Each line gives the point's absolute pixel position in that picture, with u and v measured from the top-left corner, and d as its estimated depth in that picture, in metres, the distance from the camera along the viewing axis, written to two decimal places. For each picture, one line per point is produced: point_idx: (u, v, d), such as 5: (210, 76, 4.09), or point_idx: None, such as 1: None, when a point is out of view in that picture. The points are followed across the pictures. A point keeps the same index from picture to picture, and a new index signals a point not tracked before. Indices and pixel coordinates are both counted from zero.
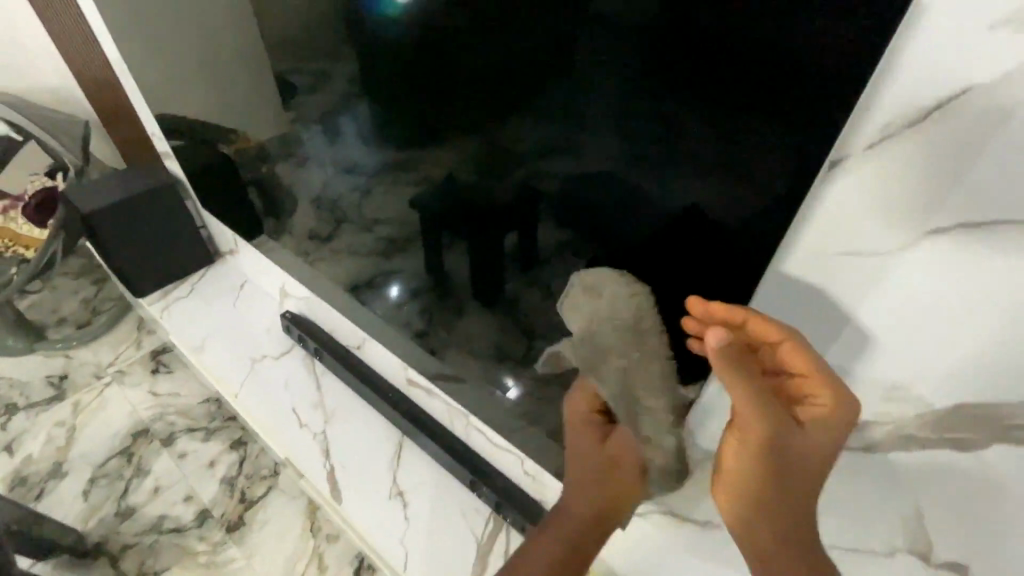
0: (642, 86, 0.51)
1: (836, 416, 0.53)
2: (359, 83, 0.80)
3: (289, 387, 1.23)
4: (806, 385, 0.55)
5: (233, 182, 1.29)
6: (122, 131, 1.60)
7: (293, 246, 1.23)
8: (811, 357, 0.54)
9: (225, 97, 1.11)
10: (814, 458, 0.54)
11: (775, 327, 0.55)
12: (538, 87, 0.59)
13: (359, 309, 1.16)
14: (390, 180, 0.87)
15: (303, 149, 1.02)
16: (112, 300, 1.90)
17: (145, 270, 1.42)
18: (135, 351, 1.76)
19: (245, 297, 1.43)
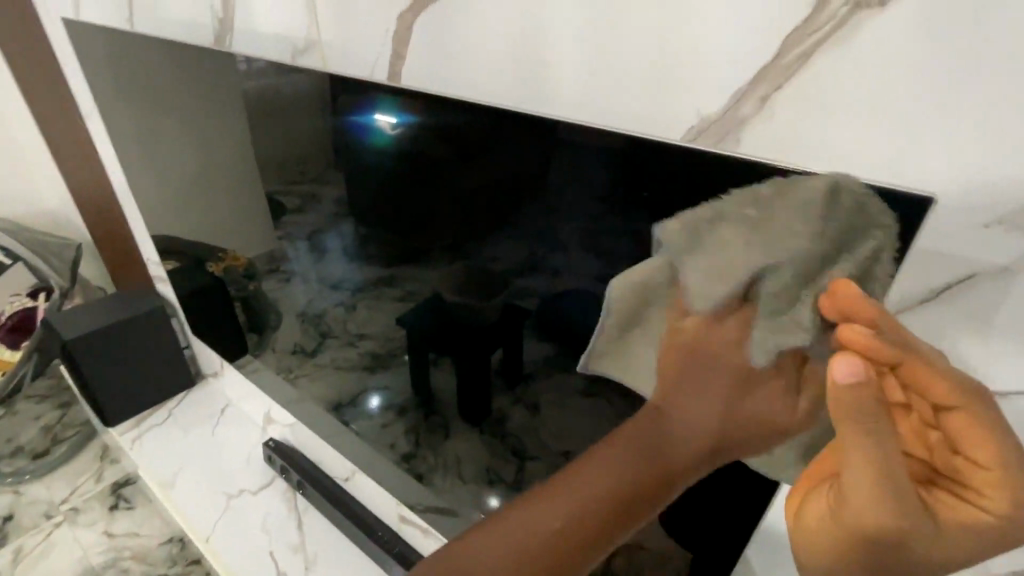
0: (614, 211, 0.54)
1: (1003, 529, 0.33)
2: (343, 206, 0.83)
3: (267, 527, 1.13)
4: (976, 474, 0.33)
5: (221, 301, 1.29)
6: (115, 253, 1.61)
7: (274, 363, 1.22)
8: (995, 435, 0.32)
9: (219, 220, 1.14)
10: (939, 562, 0.34)
11: (951, 379, 0.32)
12: (515, 207, 0.61)
13: (344, 432, 1.11)
14: (375, 298, 0.88)
15: (287, 264, 1.04)
16: (76, 426, 1.78)
17: (121, 396, 1.35)
18: (94, 484, 1.61)
19: (226, 424, 1.36)
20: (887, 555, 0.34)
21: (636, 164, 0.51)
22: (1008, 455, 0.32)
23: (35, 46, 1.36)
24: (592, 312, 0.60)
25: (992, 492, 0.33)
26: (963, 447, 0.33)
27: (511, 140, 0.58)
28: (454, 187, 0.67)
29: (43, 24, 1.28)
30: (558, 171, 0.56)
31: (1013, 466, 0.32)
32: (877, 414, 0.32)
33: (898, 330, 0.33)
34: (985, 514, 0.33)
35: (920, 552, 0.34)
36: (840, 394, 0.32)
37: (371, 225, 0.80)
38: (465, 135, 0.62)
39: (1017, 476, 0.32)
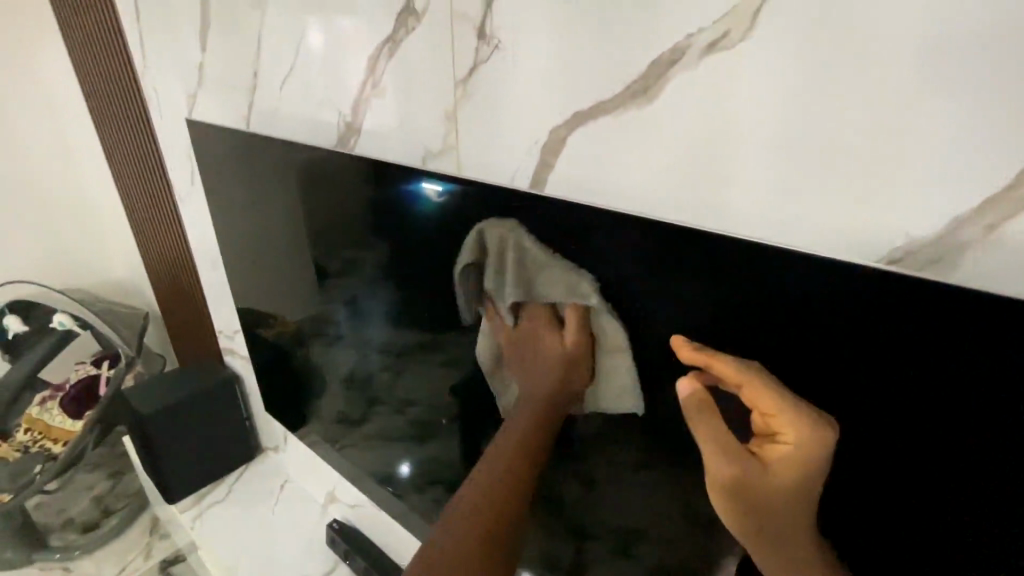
0: (654, 273, 0.55)
1: (808, 450, 0.48)
2: (386, 271, 0.88)
3: None
4: (772, 422, 0.50)
5: (271, 368, 1.32)
6: (184, 322, 1.65)
7: (321, 432, 1.23)
8: (772, 392, 0.49)
9: (275, 291, 1.18)
10: (792, 492, 0.50)
11: (734, 366, 0.51)
12: (554, 270, 0.63)
13: (403, 508, 1.08)
14: (417, 363, 0.90)
15: (332, 329, 1.07)
16: (128, 496, 1.76)
17: (183, 469, 1.34)
18: (143, 560, 1.58)
19: (286, 501, 1.33)
20: (745, 496, 0.52)
21: (801, 280, 0.46)
22: (780, 403, 0.49)
23: (133, 134, 1.45)
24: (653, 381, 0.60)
25: (785, 429, 0.49)
26: (760, 409, 0.51)
27: (652, 247, 0.54)
28: (542, 276, 0.65)
29: (131, 116, 1.43)
30: (707, 281, 0.52)
31: (791, 409, 0.49)
32: (704, 407, 0.54)
33: (704, 351, 0.53)
34: (786, 445, 0.49)
35: (768, 491, 0.50)
36: (690, 404, 0.55)
37: (453, 310, 0.78)
38: (595, 243, 0.58)
39: (793, 411, 0.49)
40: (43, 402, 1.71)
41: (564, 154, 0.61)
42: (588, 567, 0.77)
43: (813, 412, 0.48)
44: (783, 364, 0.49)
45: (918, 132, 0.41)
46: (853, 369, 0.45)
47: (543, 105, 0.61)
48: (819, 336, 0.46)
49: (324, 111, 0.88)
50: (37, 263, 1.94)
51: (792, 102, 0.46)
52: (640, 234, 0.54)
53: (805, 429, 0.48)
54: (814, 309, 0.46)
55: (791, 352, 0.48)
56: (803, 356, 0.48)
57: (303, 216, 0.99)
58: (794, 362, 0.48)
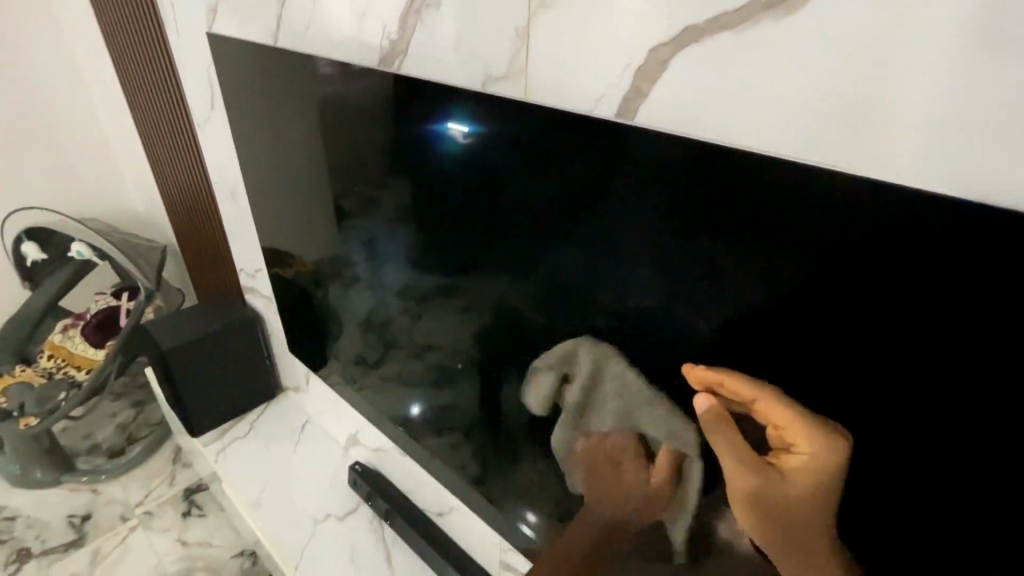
0: (709, 219, 0.52)
1: (824, 460, 0.50)
2: (411, 210, 0.83)
3: (355, 559, 1.07)
4: (787, 435, 0.52)
5: (289, 305, 1.28)
6: (202, 259, 1.61)
7: (339, 371, 1.21)
8: (783, 407, 0.52)
9: (292, 228, 1.14)
10: (809, 498, 0.51)
11: (748, 385, 0.53)
12: (587, 214, 0.61)
13: (421, 453, 1.07)
14: (439, 309, 0.87)
15: (352, 271, 1.03)
16: (150, 426, 1.80)
17: (205, 403, 1.34)
18: (167, 488, 1.61)
19: (306, 441, 1.34)
20: (765, 506, 0.54)
21: (931, 233, 0.40)
22: (793, 418, 0.51)
23: (148, 52, 1.36)
24: (678, 333, 0.58)
25: (799, 440, 0.51)
26: (774, 423, 0.52)
27: (748, 195, 0.49)
28: (614, 224, 0.59)
29: (144, 33, 1.34)
30: (821, 236, 0.45)
31: (805, 425, 0.50)
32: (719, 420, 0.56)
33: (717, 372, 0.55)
34: (801, 455, 0.51)
35: (783, 501, 0.52)
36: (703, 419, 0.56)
37: (486, 255, 0.75)
38: (650, 187, 0.55)
39: (807, 424, 0.50)
40: (64, 330, 1.71)
41: (661, 81, 0.54)
42: (603, 519, 0.76)
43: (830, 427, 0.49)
44: (860, 336, 0.46)
45: (996, 112, 0.38)
46: (947, 348, 0.42)
47: (620, 25, 0.55)
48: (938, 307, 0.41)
49: (363, 31, 0.80)
50: (54, 191, 1.89)
51: (861, 66, 0.43)
52: (735, 181, 0.49)
53: (821, 444, 0.50)
54: (926, 264, 0.41)
55: (881, 319, 0.44)
56: (883, 331, 0.44)
57: (326, 147, 0.93)
58: (854, 312, 0.45)
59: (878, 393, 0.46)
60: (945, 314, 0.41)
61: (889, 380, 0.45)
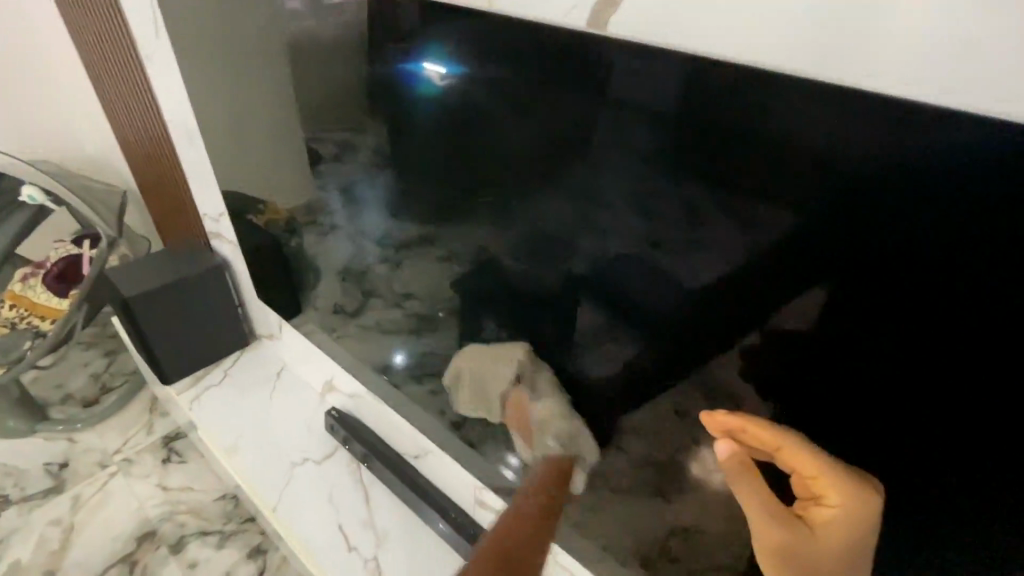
0: (691, 163, 0.52)
1: (856, 516, 0.48)
2: (387, 155, 0.79)
3: (333, 499, 1.08)
4: (815, 485, 0.50)
5: (261, 254, 1.24)
6: (167, 205, 1.54)
7: (316, 320, 1.19)
8: (809, 452, 0.50)
9: (262, 172, 1.09)
10: (839, 558, 0.48)
11: (768, 428, 0.53)
12: (571, 160, 0.61)
13: (400, 399, 1.07)
14: (420, 257, 0.85)
15: (325, 218, 0.99)
16: (124, 375, 1.77)
17: (176, 353, 1.31)
18: (145, 436, 1.60)
19: (282, 388, 1.32)
20: (801, 568, 0.48)
21: (911, 178, 0.41)
22: (820, 463, 0.50)
23: None
24: (656, 277, 0.59)
25: (830, 491, 0.49)
26: (801, 472, 0.51)
27: (734, 137, 0.48)
28: (604, 171, 0.59)
29: None
30: (811, 186, 0.46)
31: (835, 476, 0.49)
32: (743, 467, 0.52)
33: (740, 421, 0.54)
34: (832, 509, 0.49)
35: (816, 557, 0.48)
36: (728, 464, 0.52)
37: (464, 198, 0.73)
38: (633, 133, 0.55)
39: (838, 477, 0.49)
40: (24, 279, 1.63)
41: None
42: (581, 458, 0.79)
43: (854, 474, 0.49)
44: (848, 276, 0.47)
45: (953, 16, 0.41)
46: (932, 287, 0.43)
47: None
48: (929, 249, 0.42)
49: None
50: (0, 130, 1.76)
51: None
52: (717, 122, 0.49)
53: (851, 490, 0.49)
54: (903, 210, 0.42)
55: (861, 265, 0.46)
56: (871, 270, 0.45)
57: (296, 86, 0.88)
58: (834, 256, 0.47)
59: (862, 330, 0.48)
60: (935, 256, 0.42)
61: (873, 317, 0.47)
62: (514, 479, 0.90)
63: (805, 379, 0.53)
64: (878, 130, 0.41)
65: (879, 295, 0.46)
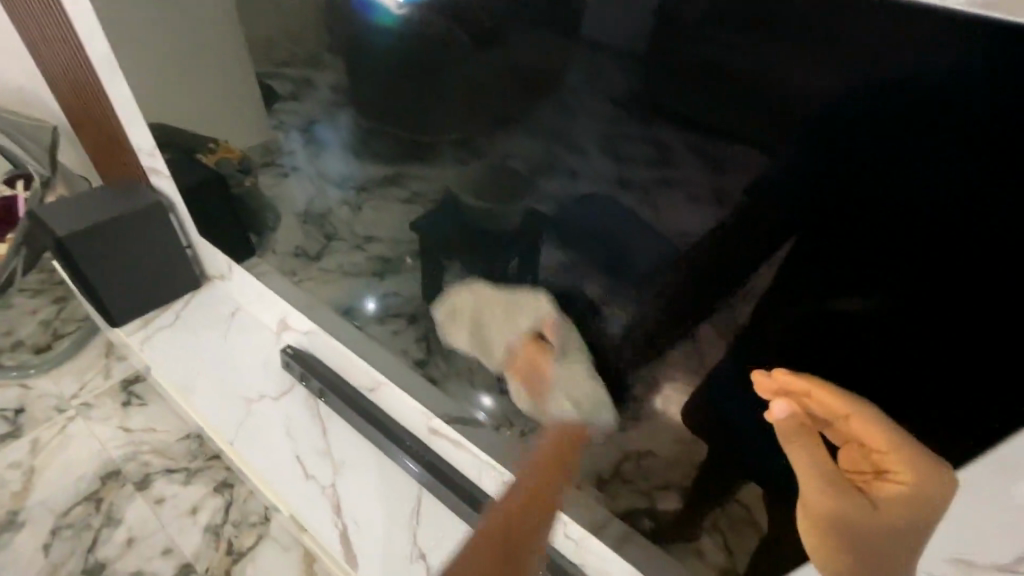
0: (656, 99, 0.50)
1: (926, 496, 0.46)
2: (343, 92, 0.76)
3: (290, 433, 1.11)
4: (882, 458, 0.48)
5: (216, 196, 1.20)
6: (102, 142, 1.44)
7: (275, 264, 1.16)
8: (885, 428, 0.47)
9: (209, 108, 1.03)
10: (895, 535, 0.47)
11: (840, 398, 0.49)
12: (534, 100, 0.58)
13: (359, 339, 1.07)
14: (381, 198, 0.82)
15: (282, 158, 0.96)
16: (76, 322, 1.73)
17: (120, 294, 1.27)
18: (103, 380, 1.58)
19: (237, 328, 1.31)
20: (845, 536, 0.48)
21: (899, 123, 0.39)
22: (898, 442, 0.46)
23: None
24: (620, 215, 0.58)
25: (901, 468, 0.47)
26: (869, 444, 0.48)
27: (706, 70, 0.46)
28: (568, 109, 0.56)
29: None
30: (783, 125, 0.44)
31: (912, 454, 0.46)
32: (801, 430, 0.50)
33: (807, 380, 0.50)
34: (898, 484, 0.47)
35: (870, 530, 0.47)
36: (786, 426, 0.50)
37: (426, 139, 0.70)
38: (598, 67, 0.52)
39: (913, 456, 0.46)
40: None
41: None
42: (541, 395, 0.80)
43: (932, 453, 0.46)
44: (831, 217, 0.45)
45: None
46: (915, 225, 0.41)
47: None
48: (911, 187, 0.40)
49: None
50: None
51: None
52: (684, 55, 0.46)
53: (926, 472, 0.45)
54: (893, 160, 0.40)
55: (852, 214, 0.44)
56: (855, 207, 0.43)
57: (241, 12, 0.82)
58: (814, 200, 0.45)
59: (843, 275, 0.46)
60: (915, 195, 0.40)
61: (855, 260, 0.45)
62: (487, 420, 0.91)
63: (771, 322, 0.53)
64: (855, 66, 0.39)
65: (861, 238, 0.44)
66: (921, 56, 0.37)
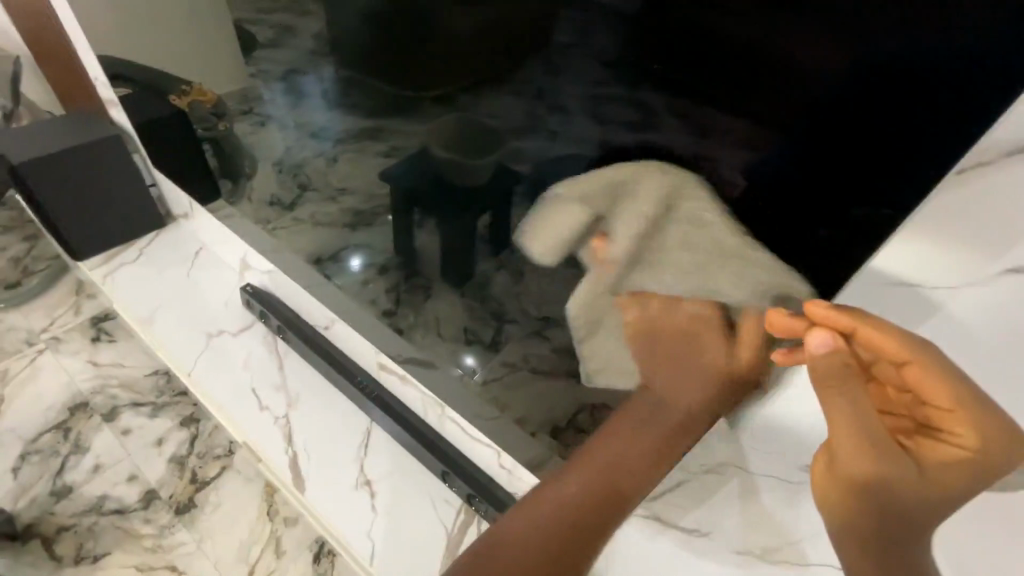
0: (632, 68, 0.48)
1: (985, 464, 0.38)
2: (326, 42, 0.74)
3: (248, 367, 1.14)
4: (939, 416, 0.40)
5: (190, 140, 1.19)
6: (65, 75, 1.40)
7: (250, 213, 1.15)
8: (945, 380, 0.39)
9: (180, 47, 1.00)
10: (930, 500, 0.40)
11: (895, 337, 0.40)
12: (514, 62, 0.55)
13: (324, 285, 1.08)
14: (357, 151, 0.82)
15: (262, 106, 0.95)
16: (47, 259, 1.72)
17: (82, 227, 1.28)
18: (73, 317, 1.59)
19: (202, 266, 1.33)
20: (868, 486, 0.42)
21: (898, 123, 0.37)
22: (966, 398, 0.38)
23: None
24: (593, 179, 0.56)
25: (962, 431, 0.38)
26: (922, 394, 0.40)
27: (698, 38, 0.43)
28: (551, 70, 0.53)
29: None
30: (771, 108, 0.42)
31: (980, 414, 0.38)
32: (840, 368, 0.41)
33: (848, 313, 0.41)
34: (955, 447, 0.39)
35: (903, 491, 0.41)
36: (821, 360, 0.41)
37: (409, 95, 0.68)
38: (575, 29, 0.49)
39: (981, 418, 0.38)
40: None
41: None
42: (503, 346, 0.80)
43: (1002, 416, 0.38)
44: (823, 210, 0.44)
45: None
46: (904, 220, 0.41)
47: None
48: (904, 187, 0.39)
49: None
50: None
51: None
52: (669, 16, 0.43)
53: (991, 431, 0.38)
54: (888, 159, 0.39)
55: (842, 202, 0.42)
56: (842, 199, 0.42)
57: None
58: (800, 189, 0.44)
59: (829, 261, 0.46)
60: (906, 191, 0.39)
61: (840, 246, 0.45)
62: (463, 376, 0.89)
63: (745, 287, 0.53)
64: (849, 51, 0.36)
65: (850, 229, 0.43)
66: (932, 49, 0.33)
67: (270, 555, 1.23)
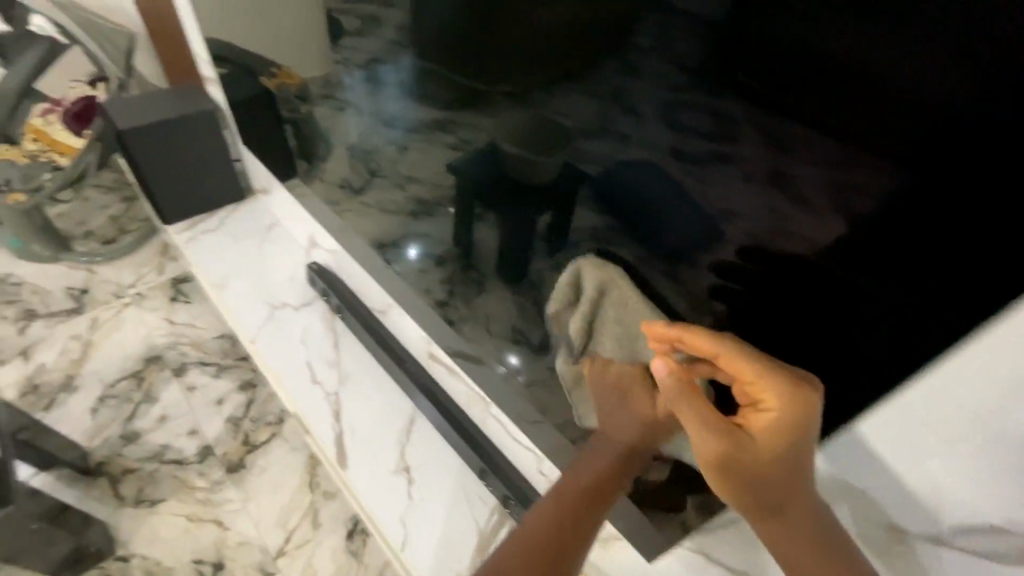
0: (717, 78, 0.44)
1: (790, 416, 0.49)
2: (408, 35, 0.74)
3: (306, 342, 1.18)
4: (754, 389, 0.51)
5: (273, 121, 1.24)
6: (172, 51, 1.50)
7: (322, 193, 1.19)
8: (751, 361, 0.50)
9: (273, 31, 1.04)
10: (775, 461, 0.51)
11: (709, 340, 0.52)
12: (590, 61, 0.52)
13: (384, 270, 1.10)
14: (426, 142, 0.82)
15: (343, 93, 0.97)
16: (139, 220, 1.86)
17: (171, 193, 1.37)
18: (157, 276, 1.71)
19: (276, 240, 1.39)
20: (733, 471, 0.52)
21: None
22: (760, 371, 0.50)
23: None
24: (666, 187, 0.52)
25: (765, 395, 0.50)
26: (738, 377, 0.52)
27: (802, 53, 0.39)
28: (631, 73, 0.49)
29: None
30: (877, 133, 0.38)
31: (770, 378, 0.50)
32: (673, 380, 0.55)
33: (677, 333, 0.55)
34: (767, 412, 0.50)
35: (753, 462, 0.51)
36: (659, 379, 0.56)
37: (483, 89, 0.67)
38: (662, 35, 0.46)
39: (775, 381, 0.49)
40: (43, 114, 1.55)
41: None
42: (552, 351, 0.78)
43: (791, 372, 0.49)
44: (924, 254, 0.40)
45: None
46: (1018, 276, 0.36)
47: None
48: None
49: None
50: None
51: None
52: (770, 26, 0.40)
53: (788, 395, 0.49)
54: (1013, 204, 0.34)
55: (948, 249, 0.38)
56: (949, 245, 0.38)
57: None
58: (898, 226, 0.40)
59: (928, 308, 0.42)
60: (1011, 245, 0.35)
61: (930, 301, 0.41)
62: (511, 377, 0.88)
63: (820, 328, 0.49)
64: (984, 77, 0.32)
65: (941, 284, 0.40)
66: None
67: (306, 524, 1.27)
